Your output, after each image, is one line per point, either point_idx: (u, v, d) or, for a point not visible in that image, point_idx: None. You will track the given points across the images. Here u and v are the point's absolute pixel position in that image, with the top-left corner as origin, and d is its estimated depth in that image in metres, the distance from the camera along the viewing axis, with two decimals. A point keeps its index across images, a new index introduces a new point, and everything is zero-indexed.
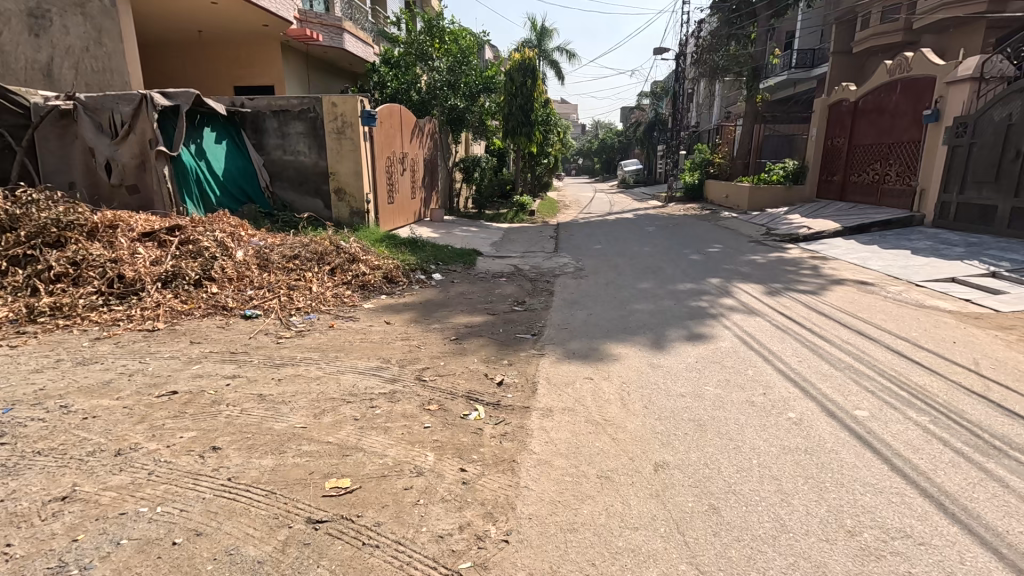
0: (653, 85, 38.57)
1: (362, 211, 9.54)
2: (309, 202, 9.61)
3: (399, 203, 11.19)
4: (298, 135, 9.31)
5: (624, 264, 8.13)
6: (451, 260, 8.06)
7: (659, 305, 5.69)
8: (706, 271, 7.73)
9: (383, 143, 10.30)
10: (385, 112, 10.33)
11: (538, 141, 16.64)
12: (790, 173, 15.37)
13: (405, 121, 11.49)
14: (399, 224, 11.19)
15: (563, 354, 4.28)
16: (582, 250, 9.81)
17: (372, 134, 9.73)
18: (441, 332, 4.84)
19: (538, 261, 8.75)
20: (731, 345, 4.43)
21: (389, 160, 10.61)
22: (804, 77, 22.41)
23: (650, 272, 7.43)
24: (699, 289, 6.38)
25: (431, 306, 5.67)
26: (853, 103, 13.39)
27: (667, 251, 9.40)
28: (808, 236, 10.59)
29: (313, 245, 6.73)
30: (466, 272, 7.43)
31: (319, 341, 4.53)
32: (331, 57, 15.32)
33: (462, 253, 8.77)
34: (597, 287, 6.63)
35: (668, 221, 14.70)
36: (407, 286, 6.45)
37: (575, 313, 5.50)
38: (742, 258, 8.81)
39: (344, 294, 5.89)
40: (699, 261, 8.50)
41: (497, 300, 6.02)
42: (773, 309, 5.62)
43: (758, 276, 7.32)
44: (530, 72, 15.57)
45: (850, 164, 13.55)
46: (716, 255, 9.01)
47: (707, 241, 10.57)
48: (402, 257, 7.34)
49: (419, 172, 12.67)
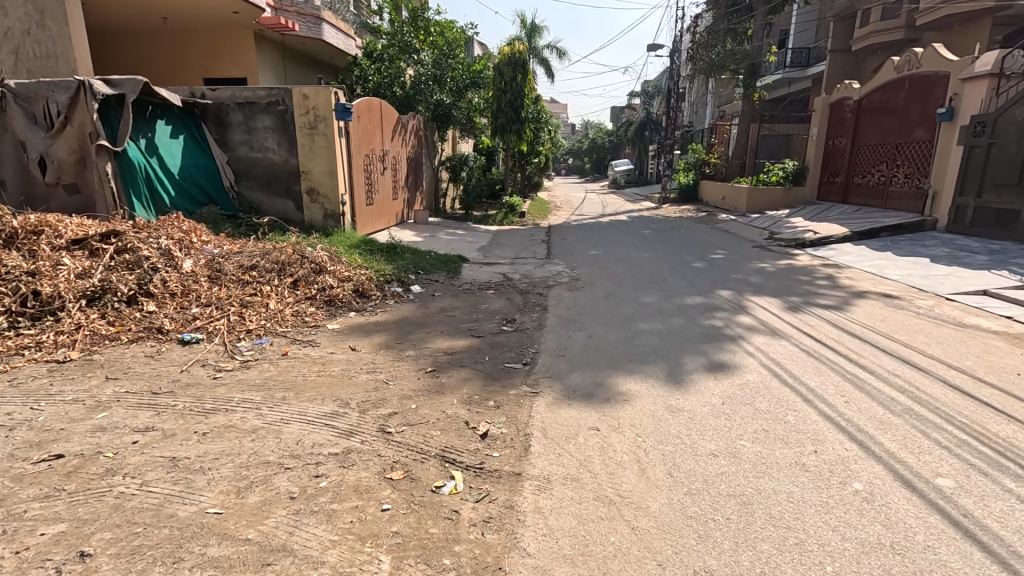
0: (645, 84, 37.99)
1: (337, 214, 8.74)
2: (278, 203, 8.77)
3: (379, 204, 10.44)
4: (266, 130, 8.48)
5: (624, 273, 7.42)
6: (433, 269, 7.29)
7: (668, 324, 4.99)
8: (714, 280, 7.04)
9: (362, 140, 9.54)
10: (364, 105, 9.56)
11: (529, 139, 15.88)
12: (791, 174, 14.76)
13: (386, 116, 10.72)
14: (380, 227, 10.43)
15: (561, 392, 3.54)
16: (577, 255, 9.09)
17: (349, 129, 8.91)
18: (416, 361, 4.09)
19: (530, 269, 8.02)
20: (759, 378, 3.72)
21: (368, 158, 9.85)
22: (800, 76, 21.97)
23: (653, 282, 6.73)
24: (710, 303, 5.70)
25: (407, 326, 4.91)
26: (856, 102, 12.86)
27: (668, 258, 8.72)
28: (815, 241, 9.97)
29: (274, 253, 5.92)
30: (450, 283, 6.66)
31: (266, 375, 3.74)
32: (310, 48, 14.43)
33: (446, 260, 8.01)
34: (596, 301, 5.91)
35: (665, 223, 14.04)
36: (382, 301, 5.68)
37: (573, 334, 4.77)
38: (749, 266, 8.15)
39: (306, 311, 5.10)
40: (705, 269, 7.83)
41: (484, 317, 5.27)
42: (798, 328, 4.94)
43: (771, 287, 6.66)
44: (521, 67, 14.83)
45: (852, 165, 13.01)
46: (721, 262, 8.34)
47: (709, 246, 9.91)
48: (378, 266, 6.55)
49: (402, 171, 11.91)
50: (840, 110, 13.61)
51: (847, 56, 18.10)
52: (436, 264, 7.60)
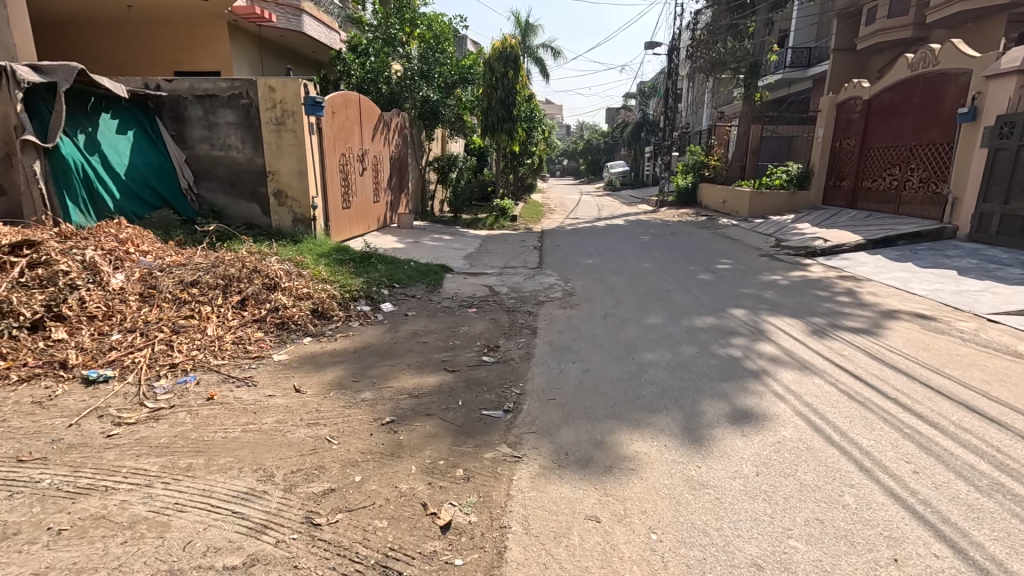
0: (642, 84, 37.36)
1: (308, 219, 7.96)
2: (243, 207, 7.98)
3: (356, 208, 9.61)
4: (229, 126, 7.68)
5: (624, 286, 6.69)
6: (410, 282, 6.55)
7: (678, 355, 4.26)
8: (723, 296, 6.31)
9: (336, 138, 8.71)
10: (339, 100, 8.73)
11: (521, 139, 15.11)
12: (795, 178, 14.08)
13: (366, 113, 9.91)
14: (357, 233, 9.62)
15: (550, 455, 2.79)
16: (571, 265, 8.35)
17: (321, 125, 8.12)
18: (373, 407, 3.33)
19: (520, 281, 7.27)
20: (798, 434, 2.97)
21: (344, 158, 9.03)
22: (801, 77, 21.39)
23: (656, 299, 6.02)
24: (723, 327, 4.99)
25: (370, 356, 4.15)
26: (865, 102, 12.22)
27: (670, 268, 8.00)
28: (826, 249, 9.29)
29: (221, 266, 5.12)
30: (428, 299, 5.91)
31: (177, 430, 2.95)
32: (290, 42, 13.63)
33: (426, 271, 7.23)
34: (592, 323, 5.18)
35: (663, 229, 13.34)
36: (345, 324, 4.89)
37: (567, 367, 4.02)
38: (760, 278, 7.44)
39: (249, 339, 4.32)
40: (711, 282, 7.12)
41: (463, 344, 4.53)
42: (828, 358, 4.21)
43: (789, 304, 5.95)
44: (513, 63, 14.00)
45: (861, 168, 12.37)
46: (729, 274, 7.63)
47: (713, 255, 9.21)
48: (344, 280, 5.77)
49: (383, 172, 11.09)
50: (847, 110, 12.97)
51: (851, 55, 17.49)
52: (414, 276, 6.84)
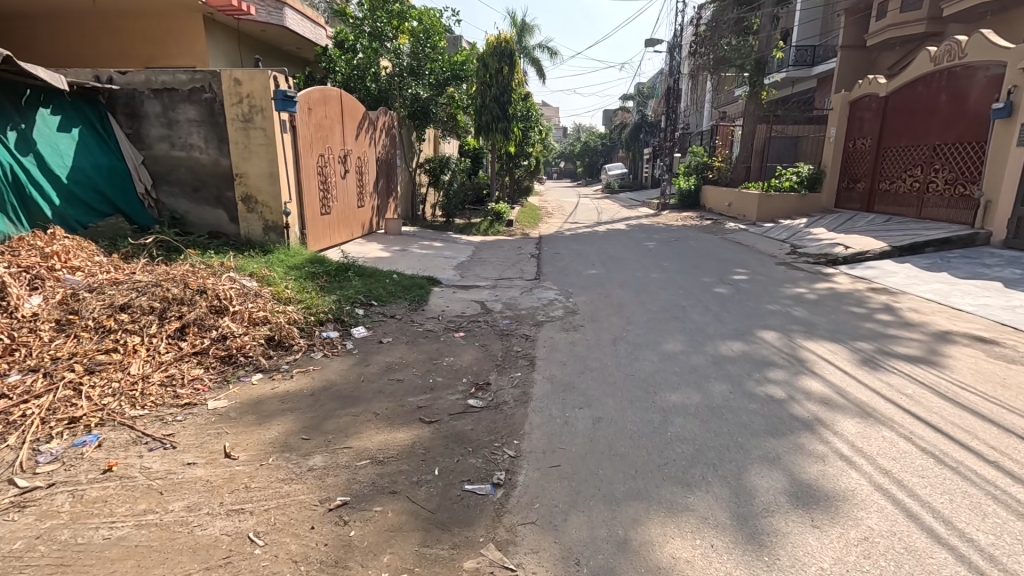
0: (640, 85, 36.79)
1: (280, 226, 7.16)
2: (207, 213, 7.17)
3: (337, 214, 8.80)
4: (191, 124, 6.89)
5: (633, 303, 5.90)
6: (390, 299, 5.76)
7: (707, 396, 3.49)
8: (746, 313, 5.56)
9: (313, 137, 7.91)
10: (316, 95, 7.92)
11: (517, 139, 14.35)
12: (805, 179, 13.38)
13: (348, 110, 9.09)
14: (338, 241, 8.82)
15: (556, 566, 2.01)
16: (571, 276, 7.59)
17: (295, 123, 7.34)
18: (320, 481, 2.54)
19: (515, 297, 6.49)
20: (889, 526, 2.21)
21: (322, 159, 8.23)
22: (806, 76, 20.78)
23: (670, 319, 5.26)
24: (756, 356, 4.23)
25: (329, 402, 3.35)
26: (881, 100, 11.55)
27: (681, 279, 7.25)
28: (848, 257, 8.56)
29: (159, 286, 4.31)
30: (409, 321, 5.13)
31: (44, 528, 2.16)
32: (272, 37, 12.83)
33: (410, 285, 6.46)
34: (600, 350, 4.39)
35: (668, 234, 12.61)
36: (306, 355, 4.08)
37: (573, 415, 3.24)
38: (782, 290, 6.71)
39: (183, 379, 3.51)
40: (730, 296, 6.37)
41: (446, 382, 3.74)
42: (890, 399, 3.45)
43: (822, 324, 5.21)
44: (508, 58, 13.25)
45: (877, 169, 11.66)
46: (747, 286, 6.88)
47: (727, 264, 8.48)
48: (311, 300, 4.98)
49: (369, 175, 10.28)
50: (861, 107, 12.25)
51: (859, 52, 16.84)
52: (396, 292, 6.06)
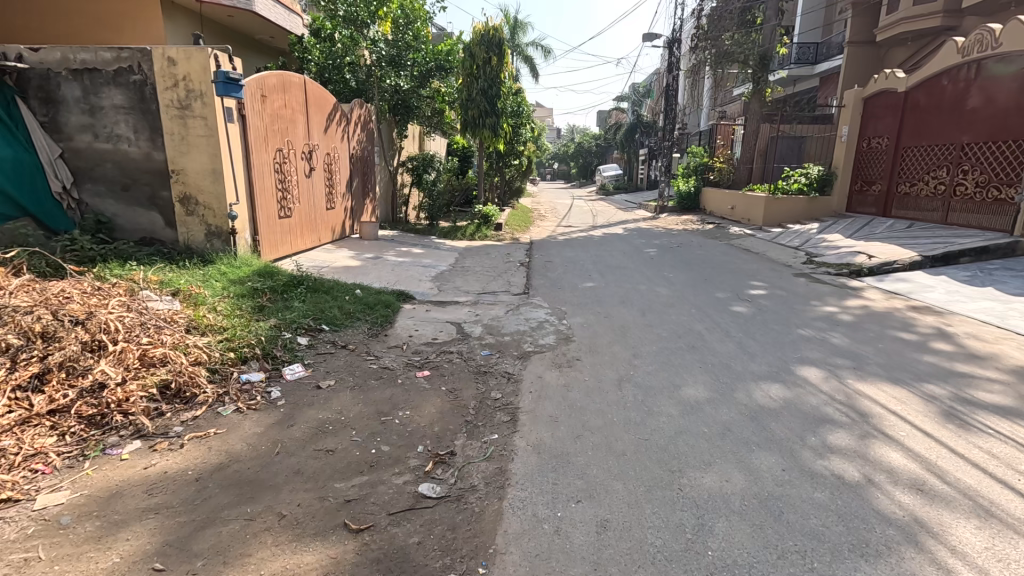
0: (634, 85, 36.11)
1: (225, 232, 6.13)
2: (139, 216, 6.12)
3: (299, 217, 7.77)
4: (117, 111, 5.84)
5: (639, 328, 4.94)
6: (345, 324, 4.75)
7: (753, 479, 2.51)
8: (776, 341, 4.61)
9: (269, 129, 6.89)
10: (272, 81, 6.90)
11: (506, 137, 13.34)
12: (815, 181, 12.40)
13: (313, 100, 8.05)
14: (300, 248, 7.80)
15: None
16: (566, 290, 6.63)
17: (245, 112, 6.31)
18: None
19: (499, 317, 5.52)
20: None
21: (282, 155, 7.20)
22: (808, 74, 20.01)
23: (686, 351, 4.30)
24: (803, 409, 3.26)
25: (218, 493, 2.33)
26: (898, 96, 10.73)
27: (691, 295, 6.31)
28: (873, 268, 7.66)
29: (20, 314, 3.24)
30: (362, 355, 4.12)
31: None
32: (242, 24, 11.79)
33: (375, 304, 5.45)
34: (603, 398, 3.41)
35: (669, 239, 11.68)
36: (211, 411, 3.04)
37: (568, 517, 2.24)
38: (810, 309, 5.78)
39: (15, 457, 2.47)
40: (751, 317, 5.43)
41: (393, 452, 2.74)
42: (1006, 481, 2.51)
43: (872, 356, 4.26)
44: (497, 48, 12.22)
45: (896, 170, 10.81)
46: (769, 304, 5.95)
47: (739, 275, 7.57)
48: (238, 329, 3.98)
49: (340, 173, 9.24)
50: (877, 104, 11.38)
51: (867, 48, 16.05)
52: (355, 313, 5.05)
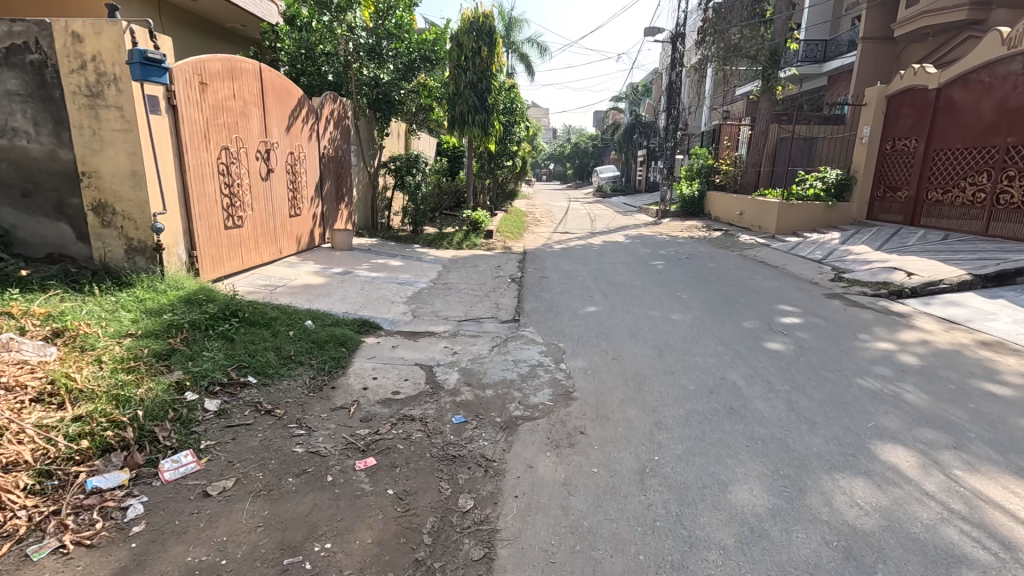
0: (633, 85, 35.27)
1: (149, 248, 5.02)
2: (44, 227, 5.01)
3: (254, 227, 6.69)
4: (12, 97, 4.73)
5: (658, 378, 3.89)
6: (279, 376, 3.69)
7: None
8: (837, 400, 3.58)
9: (212, 123, 5.79)
10: (216, 66, 5.80)
11: (498, 135, 12.25)
12: (832, 186, 11.41)
13: (272, 91, 6.95)
14: (253, 263, 6.71)
15: None
16: (564, 316, 5.58)
17: (176, 102, 5.21)
18: None
19: (483, 356, 4.47)
20: None
21: (230, 154, 6.11)
22: (816, 73, 19.09)
23: (723, 419, 3.25)
24: (917, 535, 2.21)
25: None
26: (929, 94, 9.79)
27: (714, 325, 5.28)
28: (916, 289, 6.68)
29: None
30: (289, 427, 3.05)
31: None
32: (209, 11, 10.62)
33: (327, 339, 4.40)
34: (621, 512, 2.34)
35: (677, 248, 10.68)
36: (13, 556, 1.94)
37: None
38: (860, 345, 4.76)
39: None
40: (792, 358, 4.40)
41: None
42: None
43: (970, 426, 3.21)
44: (487, 38, 11.13)
45: (926, 176, 9.89)
46: (810, 339, 4.92)
47: (764, 296, 6.54)
48: (116, 391, 2.88)
49: (308, 175, 8.15)
50: (903, 102, 10.40)
51: (882, 44, 15.11)
52: (297, 356, 4.00)
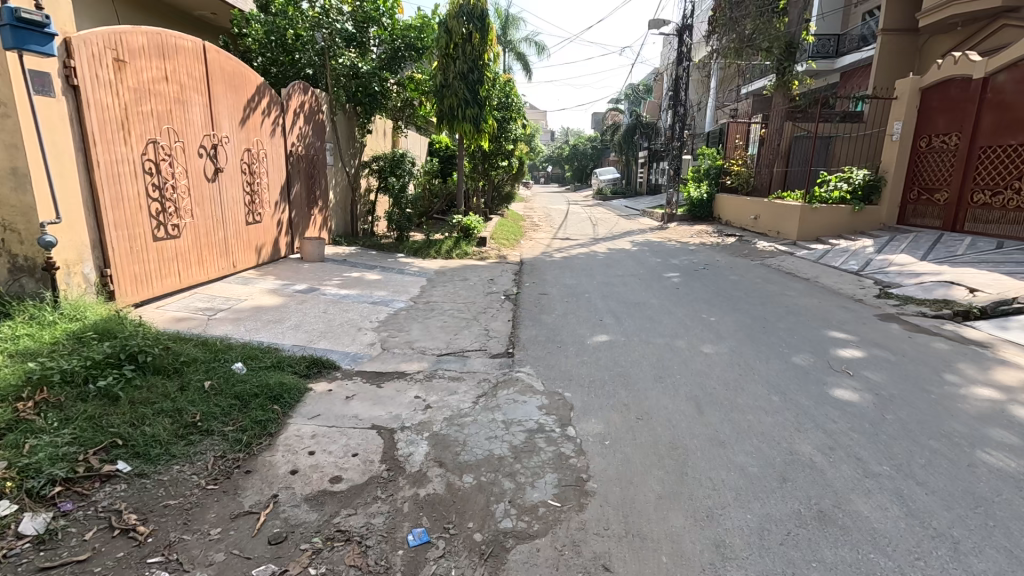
0: (633, 85, 34.31)
1: (40, 269, 3.93)
2: None
3: (196, 237, 5.58)
4: None
5: (704, 454, 2.80)
6: (165, 460, 2.58)
7: None
8: (968, 491, 2.49)
9: (135, 111, 4.69)
10: (140, 41, 4.73)
11: (491, 132, 11.13)
12: (860, 189, 10.33)
13: (219, 76, 5.88)
14: (195, 281, 5.60)
15: None
16: (569, 350, 4.48)
17: (79, 81, 4.12)
18: None
19: (466, 413, 3.36)
20: None
21: (162, 150, 5.01)
22: (828, 69, 18.08)
23: (816, 535, 2.16)
24: None
25: None
26: (973, 84, 8.77)
27: (758, 362, 4.20)
28: (985, 310, 5.62)
29: None
30: (146, 566, 1.96)
31: None
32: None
33: (255, 393, 3.28)
34: None
35: (690, 257, 9.62)
36: None
37: None
38: (954, 393, 3.68)
39: None
40: (874, 413, 3.31)
41: None
42: None
43: None
44: (478, 23, 10.02)
45: (970, 175, 8.89)
46: (887, 383, 3.83)
47: (807, 320, 5.47)
48: None
49: (270, 177, 7.05)
50: (941, 95, 9.37)
51: (903, 35, 14.09)
52: (204, 423, 2.89)
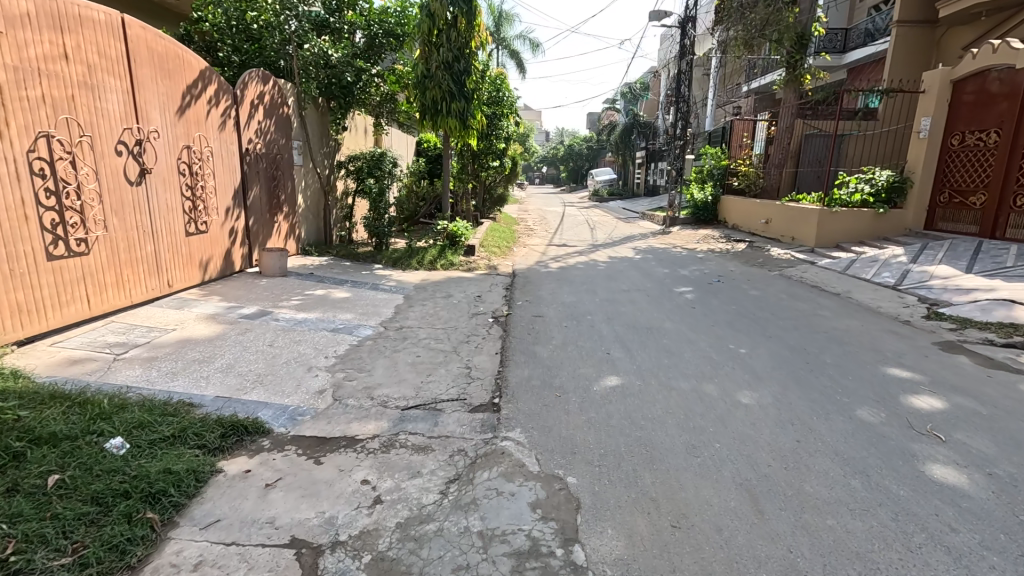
0: (630, 83, 33.25)
1: None
2: None
3: (114, 252, 4.57)
4: None
5: None
6: None
7: None
8: None
9: (15, 94, 3.67)
10: (24, 7, 3.72)
11: (479, 129, 10.06)
12: (883, 191, 9.40)
13: (145, 57, 4.88)
14: (114, 305, 4.60)
15: None
16: (571, 401, 3.48)
17: None
18: None
19: (430, 515, 2.36)
20: None
21: (60, 145, 4.00)
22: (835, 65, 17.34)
23: None
24: None
25: None
26: (1016, 74, 7.90)
27: (817, 420, 3.23)
28: None
29: None
30: None
31: None
32: None
33: (124, 489, 2.29)
34: None
35: (701, 267, 8.66)
36: None
37: None
38: None
39: None
40: (1003, 513, 2.35)
41: None
42: None
43: None
44: (464, 6, 8.90)
45: (1012, 177, 8.01)
46: (997, 453, 2.87)
47: (857, 352, 4.51)
48: None
49: (217, 179, 6.05)
50: (976, 87, 8.48)
51: (919, 27, 13.23)
52: (16, 559, 1.89)
